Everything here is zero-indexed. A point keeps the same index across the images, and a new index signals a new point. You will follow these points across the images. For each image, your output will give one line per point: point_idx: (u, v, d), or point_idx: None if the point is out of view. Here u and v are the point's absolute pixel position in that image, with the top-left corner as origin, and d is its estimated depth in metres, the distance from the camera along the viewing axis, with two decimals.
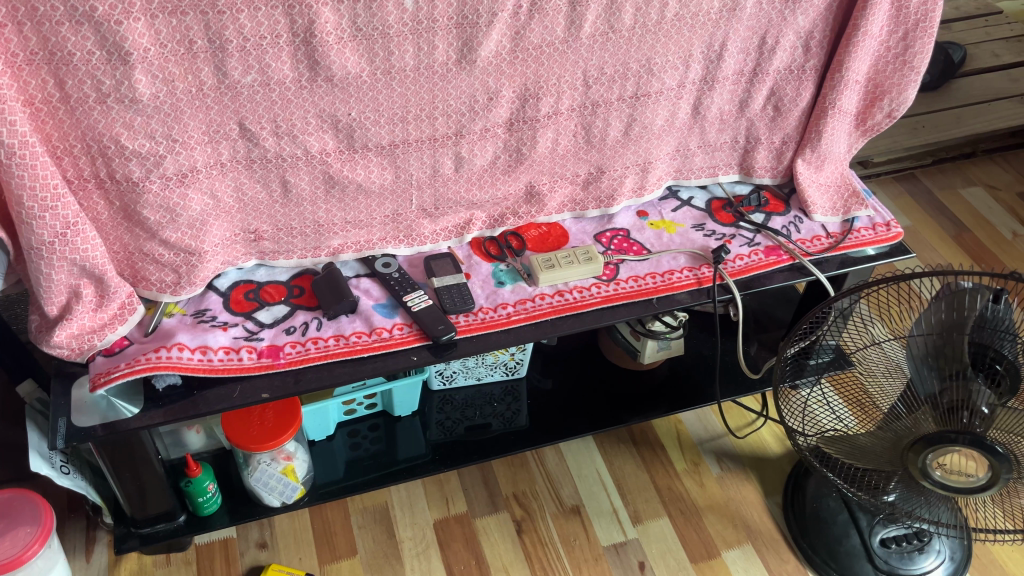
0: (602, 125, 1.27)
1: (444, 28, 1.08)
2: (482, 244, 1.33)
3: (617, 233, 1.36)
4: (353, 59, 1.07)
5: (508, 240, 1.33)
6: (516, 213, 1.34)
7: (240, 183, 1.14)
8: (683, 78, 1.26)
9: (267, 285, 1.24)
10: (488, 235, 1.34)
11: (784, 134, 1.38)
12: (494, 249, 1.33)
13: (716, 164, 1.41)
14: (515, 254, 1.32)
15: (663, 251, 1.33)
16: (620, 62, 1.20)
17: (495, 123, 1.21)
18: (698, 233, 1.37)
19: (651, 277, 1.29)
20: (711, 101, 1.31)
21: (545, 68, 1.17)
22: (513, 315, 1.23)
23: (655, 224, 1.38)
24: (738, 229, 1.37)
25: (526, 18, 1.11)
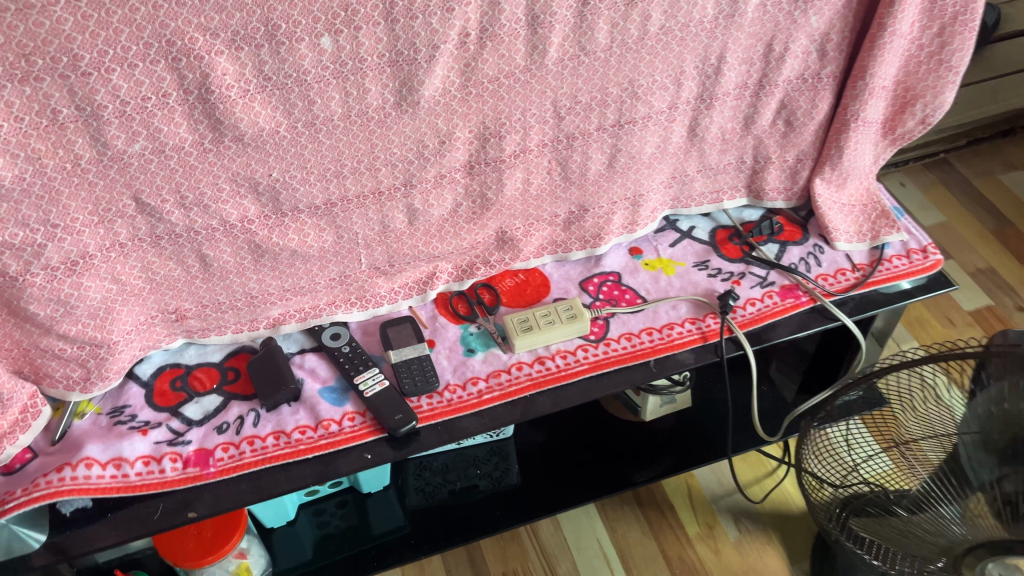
0: (581, 158, 1.07)
1: (374, 68, 0.88)
2: (450, 302, 1.14)
3: (606, 278, 1.16)
4: (265, 113, 0.87)
5: (477, 297, 1.14)
6: (487, 261, 1.14)
7: (148, 262, 0.96)
8: (674, 99, 1.06)
9: (198, 369, 1.06)
10: (456, 289, 1.14)
11: (798, 151, 1.17)
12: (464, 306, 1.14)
13: (719, 187, 1.21)
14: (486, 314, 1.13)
15: (660, 299, 1.13)
16: (597, 87, 1.00)
17: (451, 167, 1.01)
18: (701, 273, 1.17)
19: (648, 333, 1.10)
20: (710, 120, 1.10)
21: (505, 101, 0.97)
22: (485, 393, 1.04)
23: (651, 264, 1.18)
24: (749, 267, 1.18)
25: (477, 47, 0.91)
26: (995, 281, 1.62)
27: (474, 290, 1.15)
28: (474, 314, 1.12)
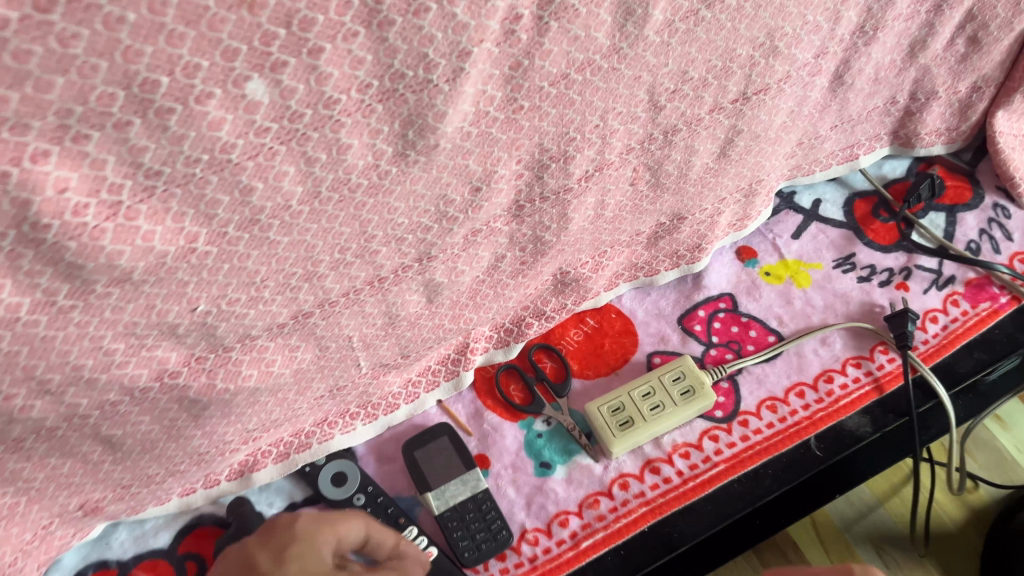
0: (683, 156, 0.67)
1: (354, 109, 0.46)
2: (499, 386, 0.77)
3: (714, 308, 0.79)
4: (164, 228, 0.46)
5: (536, 370, 0.76)
6: (542, 314, 0.76)
7: (13, 471, 0.56)
8: (825, 43, 0.65)
9: (136, 567, 0.69)
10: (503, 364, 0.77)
11: (977, 77, 0.78)
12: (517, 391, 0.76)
13: (856, 140, 0.82)
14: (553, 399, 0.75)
15: (803, 334, 0.77)
16: (719, 51, 0.59)
17: (490, 216, 0.61)
18: (848, 278, 0.80)
19: (799, 396, 0.75)
20: (866, 60, 0.70)
21: (578, 106, 0.56)
22: (582, 541, 0.69)
23: (774, 275, 0.81)
24: (914, 258, 0.81)
25: (533, 34, 0.49)
26: None
27: (531, 359, 0.77)
28: (535, 400, 0.75)
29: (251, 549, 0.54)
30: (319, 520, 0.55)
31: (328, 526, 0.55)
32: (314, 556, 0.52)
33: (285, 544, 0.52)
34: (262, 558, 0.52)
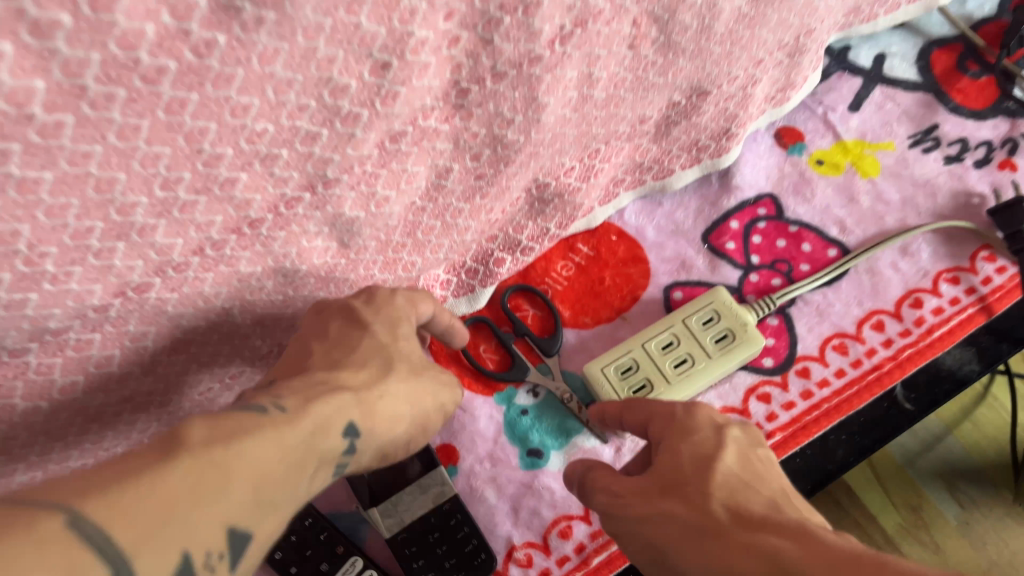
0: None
1: None
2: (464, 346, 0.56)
3: (750, 217, 0.58)
4: None
5: (514, 321, 0.55)
6: (516, 244, 0.55)
7: None
8: None
9: None
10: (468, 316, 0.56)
11: None
12: (489, 351, 0.56)
13: None
14: (539, 361, 0.55)
15: (876, 242, 0.56)
16: None
17: (416, 109, 0.39)
18: (931, 160, 0.59)
19: (876, 331, 0.54)
20: None
21: None
22: (593, 558, 0.50)
23: (829, 164, 0.59)
24: (1020, 125, 0.59)
25: None
26: None
27: (507, 307, 0.56)
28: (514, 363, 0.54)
29: (330, 319, 0.44)
30: (407, 293, 0.47)
31: (410, 300, 0.46)
32: (416, 346, 0.45)
33: (393, 320, 0.45)
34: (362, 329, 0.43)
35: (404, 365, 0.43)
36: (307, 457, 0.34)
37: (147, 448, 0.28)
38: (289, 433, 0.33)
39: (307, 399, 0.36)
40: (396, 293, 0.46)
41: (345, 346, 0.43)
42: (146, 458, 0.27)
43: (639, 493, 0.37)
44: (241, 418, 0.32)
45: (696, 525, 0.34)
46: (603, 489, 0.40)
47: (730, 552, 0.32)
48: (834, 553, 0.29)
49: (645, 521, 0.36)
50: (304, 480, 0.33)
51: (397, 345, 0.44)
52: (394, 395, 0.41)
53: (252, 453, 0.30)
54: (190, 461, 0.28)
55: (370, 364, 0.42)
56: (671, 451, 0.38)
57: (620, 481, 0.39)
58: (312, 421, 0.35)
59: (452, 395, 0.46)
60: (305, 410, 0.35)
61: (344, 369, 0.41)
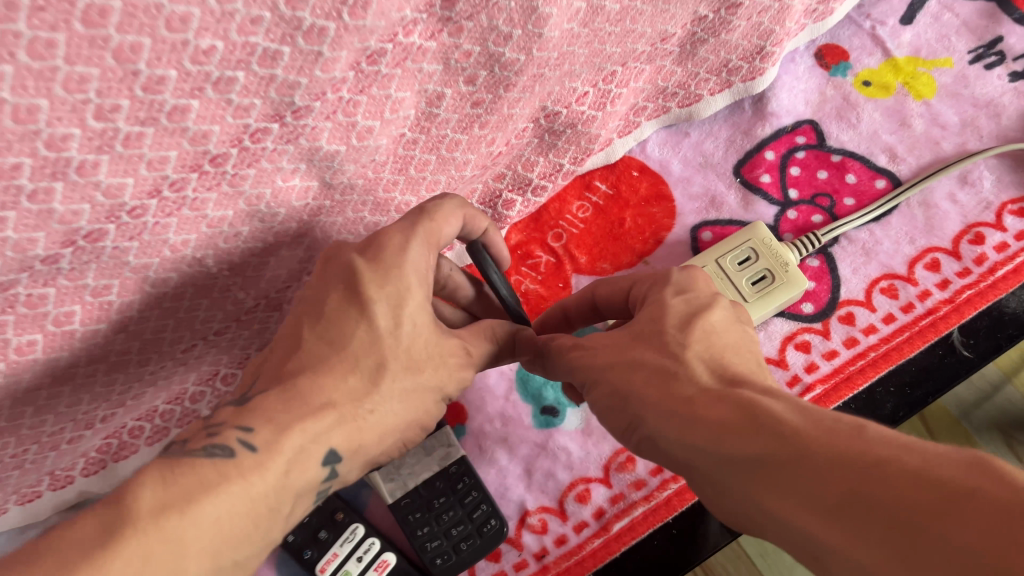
0: None
1: None
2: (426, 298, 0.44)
3: (789, 148, 0.52)
4: None
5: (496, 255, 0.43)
6: (526, 183, 0.50)
7: None
8: None
9: None
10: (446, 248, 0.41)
11: None
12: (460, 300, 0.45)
13: None
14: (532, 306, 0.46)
15: (932, 171, 0.50)
16: None
17: (395, 23, 0.34)
18: (994, 76, 0.52)
19: (930, 271, 0.48)
20: None
21: None
22: (616, 522, 0.46)
23: (879, 84, 0.53)
24: None
25: None
26: None
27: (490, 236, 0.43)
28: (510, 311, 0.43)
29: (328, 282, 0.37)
30: (420, 231, 0.37)
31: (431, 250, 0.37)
32: (428, 325, 0.37)
33: (403, 292, 0.36)
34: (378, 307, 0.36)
35: (402, 359, 0.36)
36: (280, 498, 0.32)
37: (99, 515, 0.28)
38: (255, 482, 0.31)
39: (284, 424, 0.33)
40: (408, 245, 0.36)
41: (333, 327, 0.36)
42: (83, 539, 0.27)
43: (590, 365, 0.35)
44: (204, 469, 0.30)
45: (673, 371, 0.31)
46: (559, 360, 0.37)
47: (702, 398, 0.29)
48: (810, 413, 0.26)
49: (598, 389, 0.34)
50: (277, 522, 0.32)
51: (399, 331, 0.36)
52: (386, 405, 0.36)
53: (209, 515, 0.29)
54: (136, 544, 0.27)
55: (359, 365, 0.35)
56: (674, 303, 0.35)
57: (598, 336, 0.36)
58: (291, 451, 0.32)
59: (458, 379, 0.38)
60: (278, 437, 0.32)
61: (329, 375, 0.35)
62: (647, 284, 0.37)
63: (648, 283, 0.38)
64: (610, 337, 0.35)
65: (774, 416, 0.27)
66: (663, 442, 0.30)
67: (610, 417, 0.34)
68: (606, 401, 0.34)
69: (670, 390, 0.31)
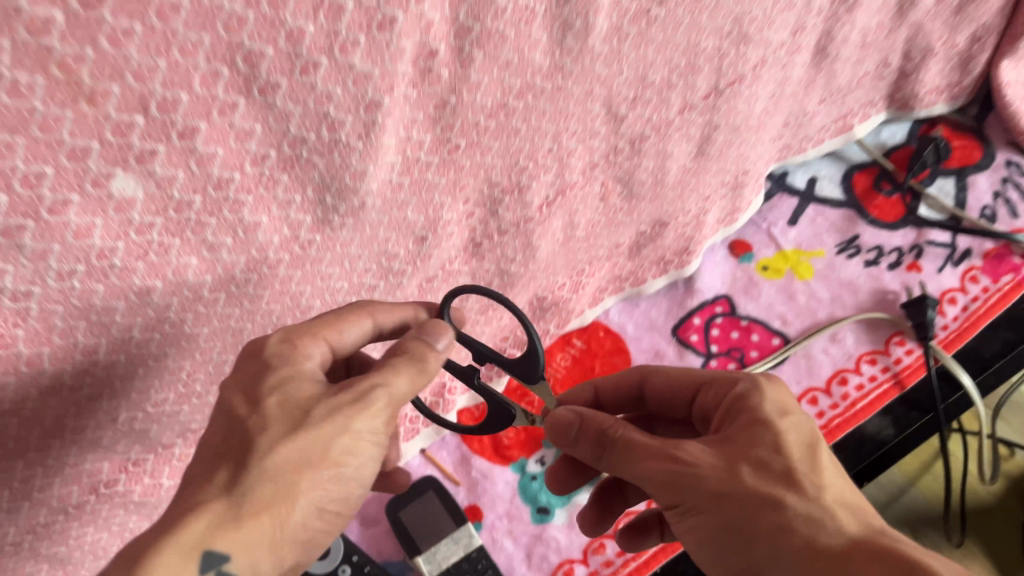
0: (655, 163, 0.60)
1: (253, 185, 0.39)
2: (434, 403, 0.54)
3: (711, 315, 0.72)
4: (52, 351, 0.39)
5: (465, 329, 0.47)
6: (524, 341, 0.68)
7: None
8: (801, 19, 0.57)
9: None
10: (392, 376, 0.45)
11: (976, 28, 0.69)
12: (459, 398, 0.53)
13: (849, 110, 0.73)
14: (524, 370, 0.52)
15: (810, 332, 0.70)
16: (680, 51, 0.52)
17: (445, 259, 0.55)
18: (853, 262, 0.73)
19: (811, 404, 0.67)
20: (851, 28, 0.62)
21: (524, 134, 0.49)
22: None
23: (773, 268, 0.74)
24: (925, 232, 0.73)
25: (456, 68, 0.42)
26: None
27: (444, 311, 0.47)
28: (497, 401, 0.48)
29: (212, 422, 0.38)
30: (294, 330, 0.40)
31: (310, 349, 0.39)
32: (303, 384, 0.38)
33: (261, 367, 0.38)
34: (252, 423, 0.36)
35: (276, 425, 0.36)
36: None
37: None
38: None
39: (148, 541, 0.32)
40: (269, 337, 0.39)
41: (213, 439, 0.36)
42: None
43: (714, 494, 0.37)
44: None
45: (811, 512, 0.35)
46: (654, 466, 0.38)
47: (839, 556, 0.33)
48: None
49: (715, 515, 0.37)
50: None
51: (265, 401, 0.37)
52: (275, 465, 0.35)
53: None
54: None
55: (227, 452, 0.36)
56: (787, 433, 0.38)
57: (687, 445, 0.38)
58: None
59: (366, 419, 0.37)
60: None
61: (208, 468, 0.35)
62: (734, 391, 0.41)
63: (732, 395, 0.41)
64: (727, 471, 0.37)
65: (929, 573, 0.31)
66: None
67: (736, 551, 0.36)
68: (732, 530, 0.36)
69: (815, 565, 0.34)
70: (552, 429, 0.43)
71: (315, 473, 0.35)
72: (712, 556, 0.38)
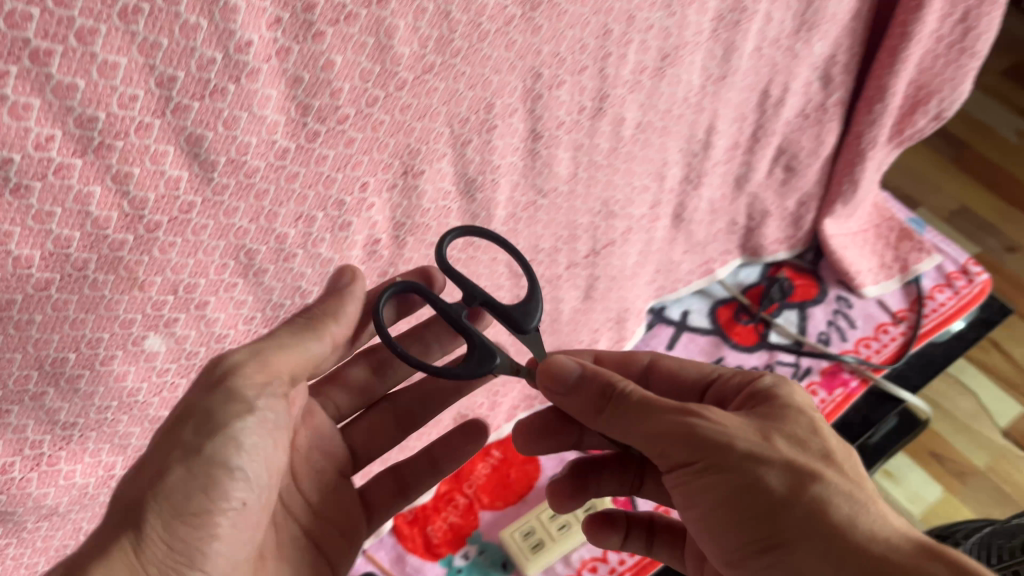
0: (550, 306, 0.75)
1: (243, 339, 0.53)
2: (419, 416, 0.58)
3: None
4: (81, 466, 0.52)
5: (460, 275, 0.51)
6: None
7: None
8: (657, 196, 0.74)
9: None
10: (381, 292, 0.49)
11: (801, 194, 0.88)
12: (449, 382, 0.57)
13: (710, 257, 0.91)
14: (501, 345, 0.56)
15: None
16: (563, 224, 0.68)
17: None
18: None
19: None
20: (700, 200, 0.80)
21: (446, 291, 0.64)
22: None
23: None
24: (775, 354, 0.90)
25: (393, 249, 0.57)
26: (973, 223, 1.41)
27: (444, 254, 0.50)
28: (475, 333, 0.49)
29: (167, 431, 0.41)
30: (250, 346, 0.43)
31: (255, 362, 0.43)
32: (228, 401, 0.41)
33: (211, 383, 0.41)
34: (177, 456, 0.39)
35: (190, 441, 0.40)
36: None
37: None
38: None
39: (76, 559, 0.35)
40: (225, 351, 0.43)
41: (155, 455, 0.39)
42: None
43: (735, 459, 0.40)
44: None
45: (843, 488, 0.39)
46: (675, 421, 0.41)
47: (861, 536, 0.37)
48: None
49: (738, 479, 0.40)
50: None
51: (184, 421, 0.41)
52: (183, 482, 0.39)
53: None
54: None
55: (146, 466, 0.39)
56: (818, 431, 0.43)
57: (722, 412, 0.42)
58: None
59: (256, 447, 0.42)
60: None
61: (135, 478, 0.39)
62: (760, 384, 0.46)
63: (755, 386, 0.46)
64: (749, 435, 0.41)
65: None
66: (817, 557, 0.37)
67: (753, 521, 0.40)
68: (747, 490, 0.40)
69: (847, 530, 0.37)
70: (548, 374, 0.45)
71: (210, 496, 0.40)
72: (718, 538, 0.42)
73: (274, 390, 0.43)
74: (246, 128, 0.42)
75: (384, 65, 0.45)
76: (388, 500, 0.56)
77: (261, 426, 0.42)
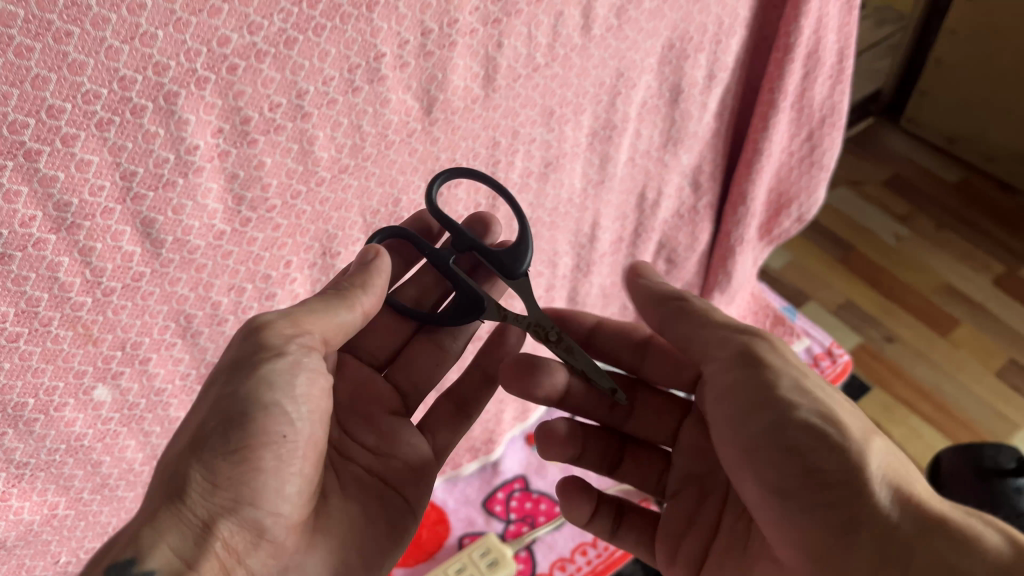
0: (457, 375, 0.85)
1: (180, 392, 0.62)
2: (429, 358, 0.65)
3: (512, 489, 0.95)
4: (30, 504, 0.58)
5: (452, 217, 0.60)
6: None
7: None
8: (551, 281, 0.85)
9: None
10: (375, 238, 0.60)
11: (683, 283, 1.01)
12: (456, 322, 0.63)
13: None
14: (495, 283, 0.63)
15: None
16: None
17: None
18: None
19: (582, 554, 0.91)
20: (591, 285, 0.91)
21: None
22: None
23: None
24: None
25: None
26: (858, 315, 1.57)
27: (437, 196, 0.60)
28: (461, 278, 0.59)
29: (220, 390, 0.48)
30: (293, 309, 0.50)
31: (291, 324, 0.49)
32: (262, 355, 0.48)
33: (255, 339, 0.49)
34: (219, 412, 0.46)
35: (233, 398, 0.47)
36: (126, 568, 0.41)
37: None
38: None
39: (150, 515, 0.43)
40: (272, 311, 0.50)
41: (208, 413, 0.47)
42: None
43: (793, 405, 0.53)
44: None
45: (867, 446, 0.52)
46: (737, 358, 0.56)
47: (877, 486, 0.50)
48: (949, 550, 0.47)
49: (780, 411, 0.53)
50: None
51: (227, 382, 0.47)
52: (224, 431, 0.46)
53: None
54: None
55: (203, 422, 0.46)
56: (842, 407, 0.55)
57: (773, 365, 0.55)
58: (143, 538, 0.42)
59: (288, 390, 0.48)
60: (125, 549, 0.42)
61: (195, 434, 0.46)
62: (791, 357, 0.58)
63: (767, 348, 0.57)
64: (795, 385, 0.54)
65: (948, 532, 0.48)
66: (840, 477, 0.50)
67: (785, 444, 0.52)
68: (782, 417, 0.52)
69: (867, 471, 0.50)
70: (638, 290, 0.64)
71: (251, 437, 0.46)
72: (751, 462, 0.54)
73: (305, 346, 0.49)
74: (191, 214, 0.52)
75: (306, 166, 0.56)
76: (451, 418, 0.65)
77: (299, 376, 0.48)
